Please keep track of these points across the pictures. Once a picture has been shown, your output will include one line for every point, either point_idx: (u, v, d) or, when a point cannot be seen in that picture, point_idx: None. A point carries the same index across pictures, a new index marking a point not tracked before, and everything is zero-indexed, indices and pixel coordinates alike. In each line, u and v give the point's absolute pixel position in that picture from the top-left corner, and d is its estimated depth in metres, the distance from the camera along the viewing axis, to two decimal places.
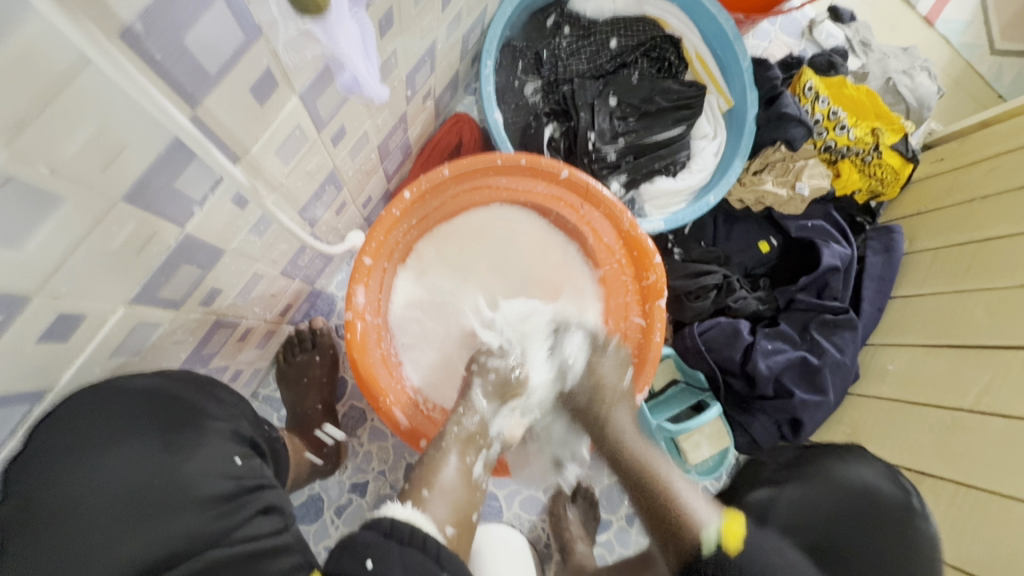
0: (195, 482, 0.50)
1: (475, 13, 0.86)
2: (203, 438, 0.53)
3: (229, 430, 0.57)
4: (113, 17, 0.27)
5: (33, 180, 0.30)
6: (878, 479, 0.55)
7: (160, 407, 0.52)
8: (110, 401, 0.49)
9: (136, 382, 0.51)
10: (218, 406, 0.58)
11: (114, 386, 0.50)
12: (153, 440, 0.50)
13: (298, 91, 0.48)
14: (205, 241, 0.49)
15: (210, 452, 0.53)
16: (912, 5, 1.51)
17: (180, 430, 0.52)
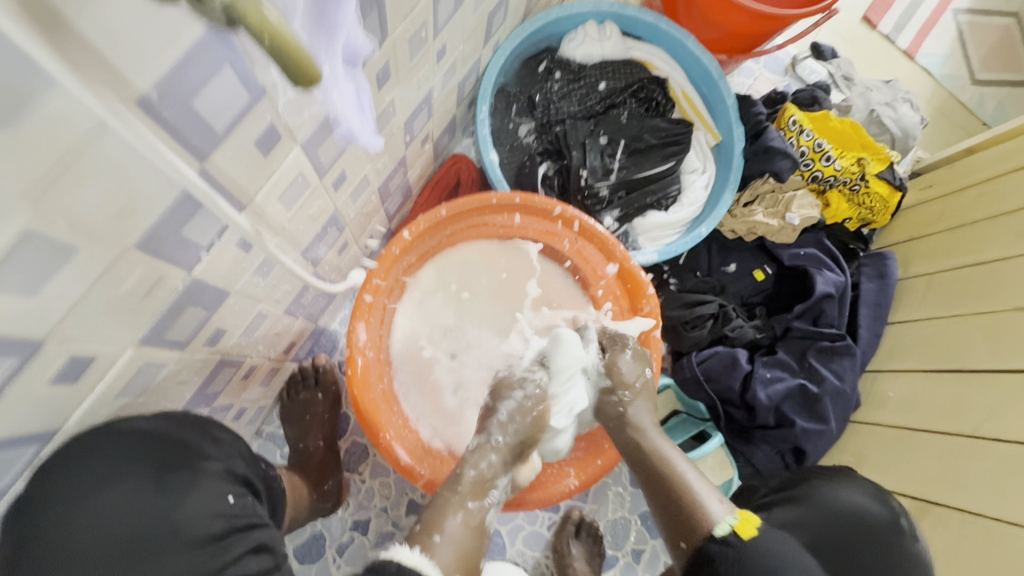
0: (188, 526, 0.53)
1: (470, 63, 0.91)
2: (197, 479, 0.56)
3: (223, 469, 0.59)
4: (131, 88, 0.30)
5: (51, 233, 0.32)
6: (866, 501, 0.64)
7: (158, 450, 0.54)
8: (108, 447, 0.50)
9: (132, 424, 0.53)
10: (214, 444, 0.60)
11: (114, 429, 0.51)
12: (146, 484, 0.53)
13: (299, 141, 0.51)
14: (210, 283, 0.52)
15: (204, 493, 0.55)
16: (892, 41, 1.57)
17: (174, 474, 0.54)
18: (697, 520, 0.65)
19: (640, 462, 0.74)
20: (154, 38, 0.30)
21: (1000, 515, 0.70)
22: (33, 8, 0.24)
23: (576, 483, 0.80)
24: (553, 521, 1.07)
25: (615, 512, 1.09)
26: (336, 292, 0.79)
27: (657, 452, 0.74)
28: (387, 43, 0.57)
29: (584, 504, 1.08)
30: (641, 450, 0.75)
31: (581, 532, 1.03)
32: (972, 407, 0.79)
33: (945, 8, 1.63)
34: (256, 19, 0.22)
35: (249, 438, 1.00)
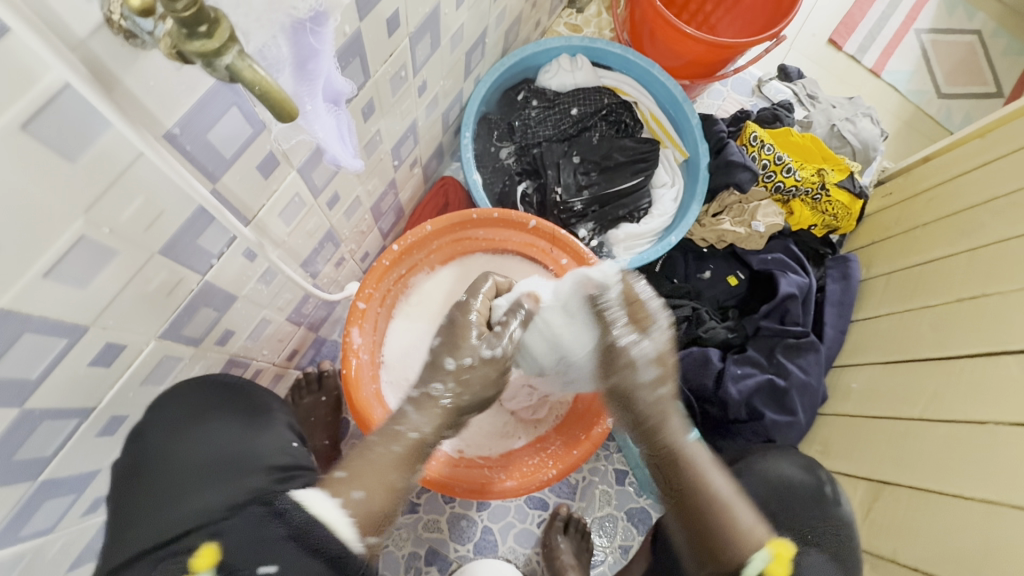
0: (260, 453, 0.71)
1: (452, 95, 1.01)
2: (268, 424, 0.75)
3: (286, 421, 0.78)
4: (160, 126, 0.40)
5: (99, 238, 0.41)
6: (796, 474, 0.79)
7: (239, 400, 0.74)
8: (204, 390, 0.70)
9: (220, 377, 0.73)
10: (276, 404, 0.79)
11: (208, 382, 0.70)
12: (232, 422, 0.72)
13: (295, 165, 0.61)
14: (220, 286, 0.61)
15: (271, 434, 0.74)
16: (858, 60, 1.67)
17: (252, 417, 0.74)
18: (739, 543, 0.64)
19: (672, 471, 0.70)
20: (176, 88, 0.39)
21: (953, 492, 0.74)
22: (95, 72, 0.33)
23: (554, 473, 0.85)
24: (542, 518, 1.12)
25: (602, 509, 1.14)
26: (334, 300, 0.89)
27: (694, 464, 0.69)
28: (370, 82, 0.67)
29: (572, 502, 1.14)
30: (679, 461, 0.69)
31: (568, 528, 1.08)
32: (921, 393, 0.85)
33: (908, 28, 1.73)
34: (249, 76, 0.31)
35: None
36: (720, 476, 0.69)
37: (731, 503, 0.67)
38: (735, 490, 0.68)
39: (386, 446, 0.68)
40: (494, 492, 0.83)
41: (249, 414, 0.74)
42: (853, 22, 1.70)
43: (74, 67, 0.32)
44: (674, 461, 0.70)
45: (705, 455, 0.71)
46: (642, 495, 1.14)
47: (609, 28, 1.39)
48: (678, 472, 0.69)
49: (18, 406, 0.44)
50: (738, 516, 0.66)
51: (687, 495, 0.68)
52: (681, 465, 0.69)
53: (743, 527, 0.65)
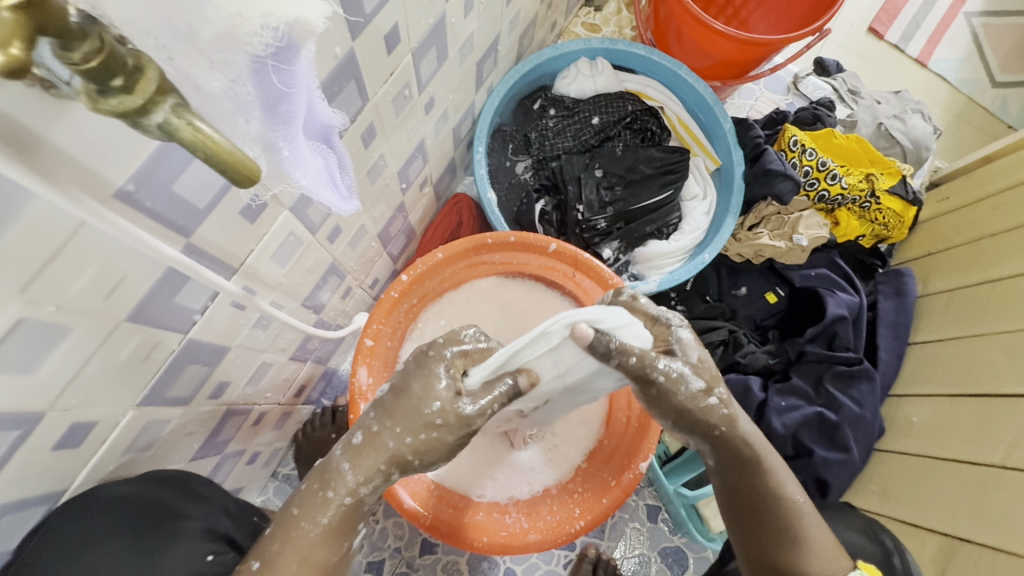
0: None
1: (463, 108, 0.94)
2: (174, 540, 0.57)
3: (201, 529, 0.60)
4: (107, 184, 0.34)
5: (43, 318, 0.35)
6: (853, 536, 0.72)
7: (132, 512, 0.54)
8: (84, 515, 0.51)
9: (115, 489, 0.54)
10: (196, 503, 0.61)
11: (98, 496, 0.52)
12: (127, 546, 0.54)
13: (286, 206, 0.54)
14: (208, 342, 0.55)
15: (180, 551, 0.57)
16: (902, 49, 1.54)
17: (153, 534, 0.56)
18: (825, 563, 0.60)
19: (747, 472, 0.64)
20: (123, 140, 0.33)
21: None
22: (4, 135, 0.27)
23: (582, 524, 0.78)
24: (569, 559, 1.04)
25: (634, 549, 1.05)
26: (340, 337, 0.82)
27: (765, 470, 0.64)
28: (369, 105, 0.60)
29: (600, 541, 1.05)
30: (750, 464, 0.64)
31: (597, 570, 1.00)
32: (1000, 436, 0.76)
33: (957, 12, 1.59)
34: (188, 137, 0.24)
35: (265, 480, 1.03)
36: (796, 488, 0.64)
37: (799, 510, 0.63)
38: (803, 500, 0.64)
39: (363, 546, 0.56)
40: (518, 548, 0.76)
41: (149, 523, 0.56)
42: (896, 7, 1.56)
43: None
44: (748, 461, 0.63)
45: (777, 462, 0.66)
46: (677, 533, 1.05)
47: (630, 27, 1.29)
48: (750, 473, 0.64)
49: None
50: (808, 529, 0.62)
51: (760, 504, 0.63)
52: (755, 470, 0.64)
53: (817, 548, 0.61)
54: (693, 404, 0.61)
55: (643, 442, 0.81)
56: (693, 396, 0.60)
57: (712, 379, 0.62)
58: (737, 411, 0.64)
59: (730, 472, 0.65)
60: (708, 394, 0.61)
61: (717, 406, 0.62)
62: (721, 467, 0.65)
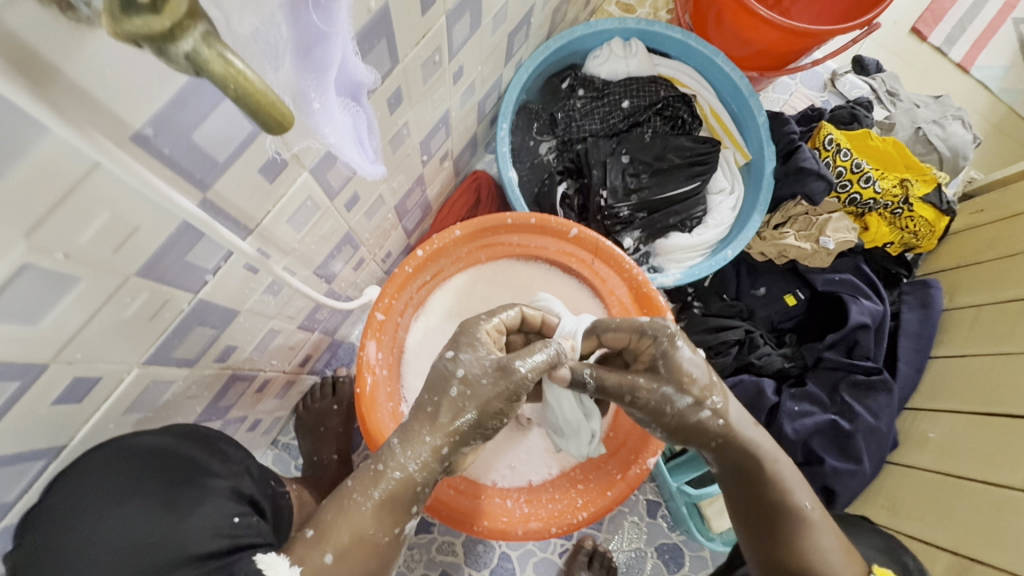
0: (190, 541, 0.53)
1: (490, 81, 0.90)
2: (203, 496, 0.56)
3: (229, 488, 0.60)
4: (123, 126, 0.31)
5: (49, 265, 0.33)
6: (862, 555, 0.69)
7: (162, 466, 0.54)
8: (120, 461, 0.52)
9: (147, 440, 0.54)
10: (222, 463, 0.61)
11: (126, 445, 0.53)
12: (154, 500, 0.53)
13: (306, 166, 0.51)
14: (217, 304, 0.53)
15: (210, 509, 0.56)
16: (945, 53, 1.48)
17: (182, 489, 0.55)
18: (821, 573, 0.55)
19: (732, 460, 0.60)
20: (143, 77, 0.30)
21: None
22: (15, 57, 0.24)
23: (585, 516, 0.76)
24: (565, 548, 1.03)
25: (631, 543, 1.04)
26: (349, 309, 0.80)
27: (775, 478, 0.59)
28: (398, 68, 0.57)
29: (598, 533, 1.04)
30: (720, 446, 0.60)
31: (592, 561, 1.00)
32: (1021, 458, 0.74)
33: (1005, 17, 1.52)
34: (219, 71, 0.22)
35: (265, 447, 1.02)
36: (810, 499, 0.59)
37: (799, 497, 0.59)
38: (802, 487, 0.60)
39: (364, 491, 0.51)
40: (517, 536, 0.75)
41: (180, 480, 0.56)
42: (941, 8, 1.50)
43: None
44: (728, 452, 0.60)
45: (790, 471, 0.61)
46: (675, 531, 1.04)
47: (666, 9, 1.24)
48: (735, 456, 0.60)
49: None
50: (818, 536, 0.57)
51: (767, 511, 0.59)
52: (733, 445, 0.60)
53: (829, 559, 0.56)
54: (683, 420, 0.59)
55: (651, 437, 0.79)
56: (680, 412, 0.59)
57: (705, 392, 0.59)
58: (735, 415, 0.60)
59: (723, 461, 0.61)
60: (698, 407, 0.59)
61: (713, 418, 0.59)
62: (725, 474, 0.61)
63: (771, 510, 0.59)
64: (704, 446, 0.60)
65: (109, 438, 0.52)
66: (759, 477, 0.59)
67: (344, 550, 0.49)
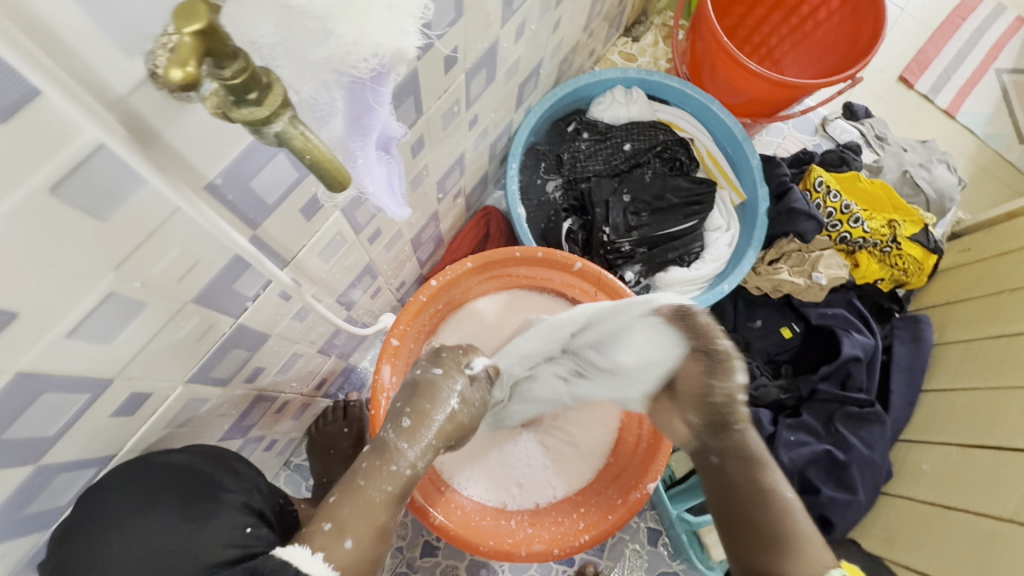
0: (205, 550, 0.58)
1: (502, 125, 0.98)
2: (216, 509, 0.61)
3: (241, 501, 0.64)
4: (200, 177, 0.37)
5: (128, 293, 0.39)
6: None
7: (182, 481, 0.59)
8: (143, 478, 0.56)
9: (167, 457, 0.58)
10: (234, 477, 0.65)
11: (149, 462, 0.56)
12: (175, 512, 0.58)
13: (338, 207, 0.57)
14: (253, 328, 0.58)
15: (222, 521, 0.60)
16: (931, 99, 1.56)
17: (198, 501, 0.60)
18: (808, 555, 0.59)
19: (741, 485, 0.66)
20: (221, 137, 0.36)
21: None
22: (132, 129, 0.31)
23: (587, 538, 0.78)
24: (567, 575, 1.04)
25: (632, 571, 1.06)
26: (365, 335, 0.85)
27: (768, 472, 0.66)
28: (422, 119, 0.64)
29: (599, 560, 1.06)
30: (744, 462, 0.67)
31: None
32: (1011, 490, 0.76)
33: (987, 68, 1.61)
34: (299, 144, 0.28)
35: (277, 469, 1.05)
36: (825, 553, 0.60)
37: (807, 547, 0.60)
38: (821, 542, 0.61)
39: (375, 485, 0.56)
40: (522, 557, 0.76)
41: (199, 493, 0.60)
42: (926, 59, 1.59)
43: (109, 127, 0.29)
44: (744, 478, 0.66)
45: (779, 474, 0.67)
46: (676, 559, 1.06)
47: (665, 58, 1.34)
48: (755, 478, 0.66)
49: (33, 463, 0.43)
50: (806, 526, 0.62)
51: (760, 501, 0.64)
52: (755, 473, 0.66)
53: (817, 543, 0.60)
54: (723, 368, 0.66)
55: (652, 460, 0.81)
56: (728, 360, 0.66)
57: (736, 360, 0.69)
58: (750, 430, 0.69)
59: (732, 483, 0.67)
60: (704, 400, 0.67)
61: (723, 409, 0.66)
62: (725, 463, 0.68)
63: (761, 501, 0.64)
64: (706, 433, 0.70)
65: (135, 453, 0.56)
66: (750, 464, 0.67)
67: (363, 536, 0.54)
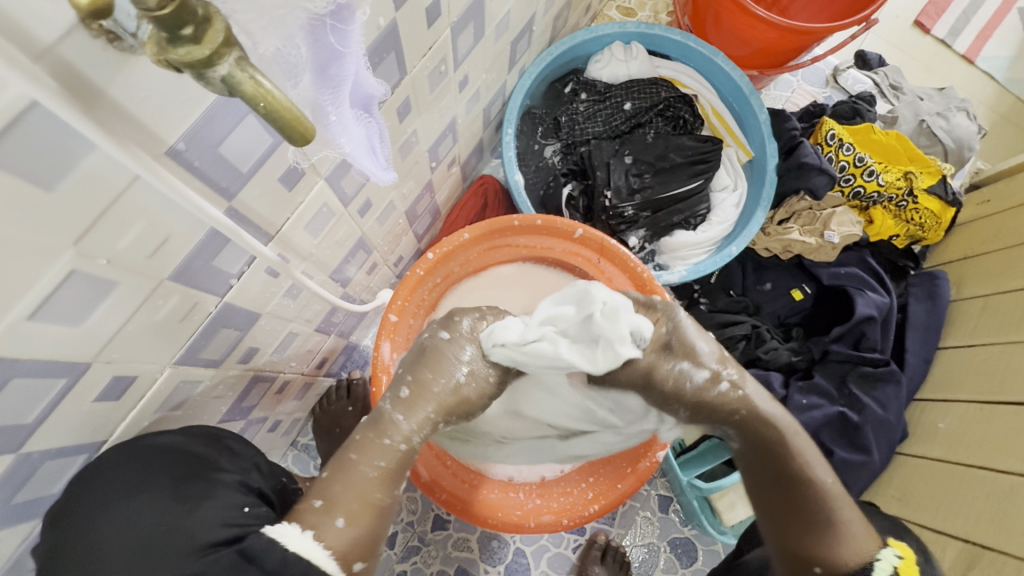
0: (198, 531, 0.55)
1: (495, 88, 0.93)
2: (211, 489, 0.59)
3: (237, 481, 0.62)
4: (159, 141, 0.34)
5: (93, 271, 0.36)
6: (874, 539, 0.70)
7: (173, 463, 0.57)
8: (134, 460, 0.55)
9: (157, 439, 0.57)
10: (229, 458, 0.64)
11: (138, 445, 0.56)
12: (167, 493, 0.56)
13: (322, 174, 0.54)
14: (241, 307, 0.56)
15: (217, 502, 0.58)
16: (949, 45, 1.48)
17: (190, 482, 0.58)
18: (845, 551, 0.58)
19: (774, 466, 0.61)
20: (177, 96, 0.33)
21: None
22: (69, 84, 0.28)
23: (596, 509, 0.78)
24: (578, 544, 1.04)
25: (644, 538, 1.05)
26: (363, 311, 0.82)
27: (798, 455, 0.61)
28: (406, 79, 0.60)
29: (610, 528, 1.05)
30: (777, 447, 0.61)
31: (606, 556, 1.00)
32: None
33: (1009, 7, 1.52)
34: (249, 91, 0.24)
35: (284, 449, 1.05)
36: (869, 541, 0.59)
37: (850, 533, 0.59)
38: (859, 528, 0.60)
39: (370, 461, 0.52)
40: (530, 527, 0.77)
41: (191, 473, 0.58)
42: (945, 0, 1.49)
43: (39, 81, 0.26)
44: (778, 457, 0.61)
45: (810, 449, 0.62)
46: (688, 525, 1.06)
47: (666, 12, 1.27)
48: (784, 460, 0.60)
49: (15, 451, 0.41)
50: (840, 511, 0.59)
51: (790, 484, 0.60)
52: (789, 454, 0.61)
53: (853, 530, 0.59)
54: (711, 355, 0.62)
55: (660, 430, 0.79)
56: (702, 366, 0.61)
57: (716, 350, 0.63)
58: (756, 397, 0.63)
59: (761, 464, 0.62)
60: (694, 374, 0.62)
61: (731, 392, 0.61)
62: (753, 451, 0.62)
63: (790, 482, 0.60)
64: (727, 420, 0.62)
65: (125, 438, 0.55)
66: (774, 442, 0.61)
67: (354, 515, 0.50)
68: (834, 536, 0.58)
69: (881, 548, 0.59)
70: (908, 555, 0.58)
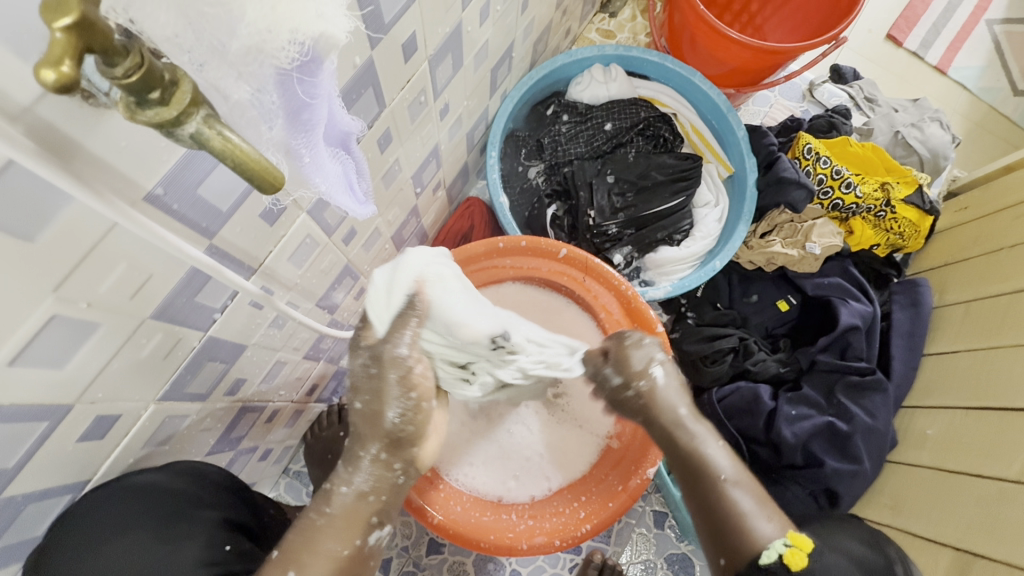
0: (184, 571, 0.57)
1: (477, 114, 0.95)
2: (194, 527, 0.60)
3: (218, 517, 0.64)
4: (138, 188, 0.35)
5: (74, 314, 0.37)
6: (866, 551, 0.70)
7: (159, 503, 0.57)
8: (120, 502, 0.55)
9: (142, 478, 0.57)
10: (213, 492, 0.64)
11: (124, 486, 0.55)
12: (151, 533, 0.57)
13: (303, 209, 0.55)
14: (226, 340, 0.56)
15: (199, 541, 0.60)
16: (921, 57, 1.52)
17: (176, 521, 0.59)
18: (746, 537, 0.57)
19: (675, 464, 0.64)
20: (154, 145, 0.34)
21: None
22: (45, 142, 0.29)
23: (588, 528, 0.77)
24: (574, 563, 1.04)
25: (640, 555, 1.05)
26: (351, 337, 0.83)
27: (691, 449, 0.63)
28: (385, 112, 0.62)
29: (606, 546, 1.05)
30: (674, 442, 0.64)
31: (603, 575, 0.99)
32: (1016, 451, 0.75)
33: (978, 19, 1.56)
34: (217, 145, 0.26)
35: (276, 477, 1.05)
36: (767, 525, 0.58)
37: (748, 519, 0.58)
38: (760, 511, 0.59)
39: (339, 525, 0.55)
40: (522, 550, 0.76)
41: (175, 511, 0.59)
42: (914, 14, 1.54)
43: (16, 141, 0.27)
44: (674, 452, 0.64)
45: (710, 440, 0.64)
46: (684, 540, 1.05)
47: (645, 33, 1.30)
48: (680, 455, 0.63)
49: None
50: (737, 498, 0.60)
51: (689, 479, 0.62)
52: (683, 449, 0.63)
53: (752, 517, 0.58)
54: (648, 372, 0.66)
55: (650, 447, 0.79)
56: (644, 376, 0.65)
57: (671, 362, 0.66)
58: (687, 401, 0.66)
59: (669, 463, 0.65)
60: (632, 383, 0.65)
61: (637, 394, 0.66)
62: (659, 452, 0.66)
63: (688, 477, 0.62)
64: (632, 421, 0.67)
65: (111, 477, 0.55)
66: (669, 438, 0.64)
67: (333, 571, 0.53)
68: (735, 526, 0.58)
69: (778, 534, 0.57)
70: (799, 548, 0.56)
